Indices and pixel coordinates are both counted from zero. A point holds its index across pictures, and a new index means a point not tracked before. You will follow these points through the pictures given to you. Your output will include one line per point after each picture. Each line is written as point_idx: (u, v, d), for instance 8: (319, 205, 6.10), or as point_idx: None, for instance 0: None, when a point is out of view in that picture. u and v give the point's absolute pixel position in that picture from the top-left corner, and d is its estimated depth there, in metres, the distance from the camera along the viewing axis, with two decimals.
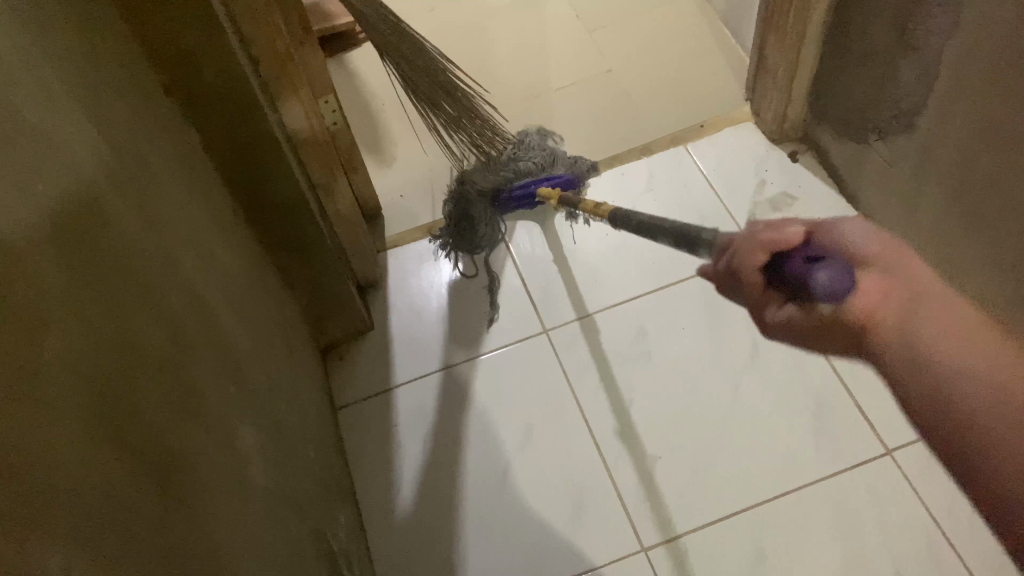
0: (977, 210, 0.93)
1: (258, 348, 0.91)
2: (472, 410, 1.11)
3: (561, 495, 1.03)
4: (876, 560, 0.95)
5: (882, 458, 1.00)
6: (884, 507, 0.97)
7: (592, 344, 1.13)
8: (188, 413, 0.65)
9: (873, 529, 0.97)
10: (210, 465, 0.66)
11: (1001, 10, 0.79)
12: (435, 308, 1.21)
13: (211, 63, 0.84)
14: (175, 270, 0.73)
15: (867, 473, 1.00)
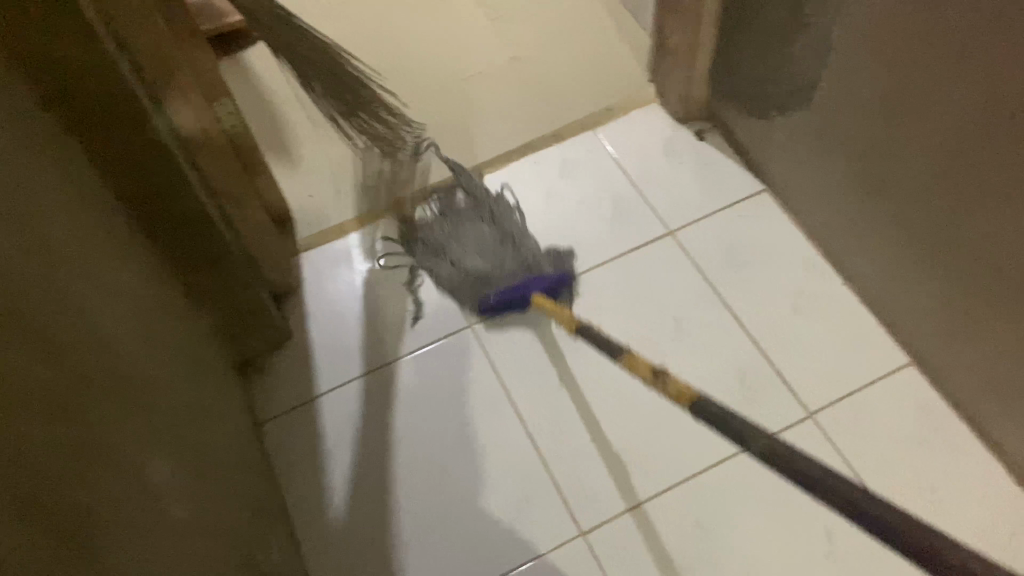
0: (878, 176, 0.97)
1: (166, 369, 0.85)
2: (401, 410, 1.08)
3: (498, 488, 1.02)
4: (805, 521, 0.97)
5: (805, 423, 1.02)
6: None
7: (519, 333, 1.12)
8: (87, 453, 0.60)
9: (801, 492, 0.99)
10: (117, 508, 0.61)
11: None
12: (355, 310, 1.17)
13: (89, 72, 0.78)
14: (64, 296, 0.67)
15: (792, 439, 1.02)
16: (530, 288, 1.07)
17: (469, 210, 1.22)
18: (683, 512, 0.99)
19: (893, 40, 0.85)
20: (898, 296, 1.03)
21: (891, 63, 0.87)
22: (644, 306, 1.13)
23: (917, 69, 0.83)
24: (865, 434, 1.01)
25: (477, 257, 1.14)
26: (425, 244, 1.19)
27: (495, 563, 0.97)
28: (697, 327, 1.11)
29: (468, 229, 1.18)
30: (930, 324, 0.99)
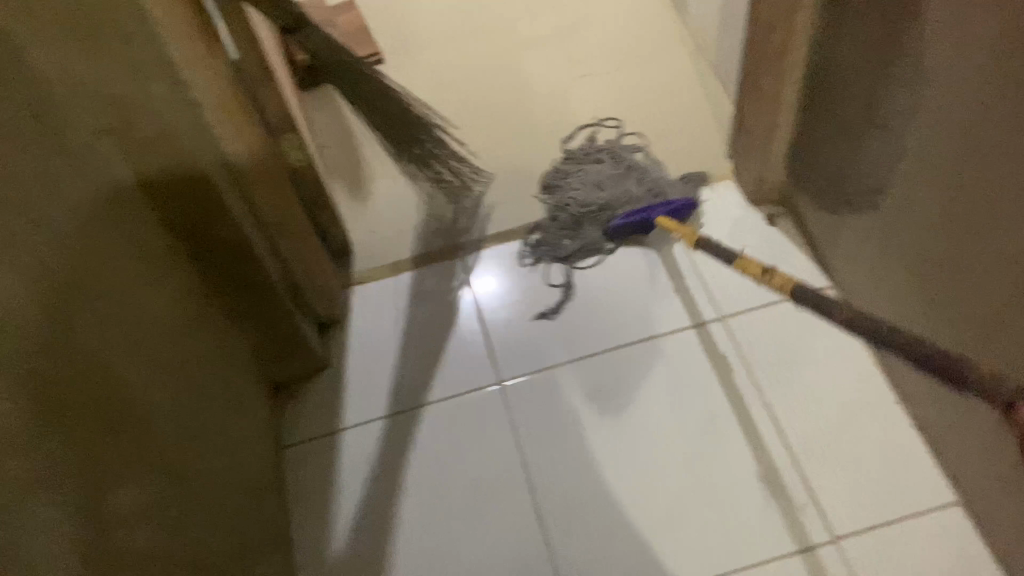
0: (942, 297, 0.89)
1: (179, 410, 0.85)
2: (416, 463, 1.07)
3: (498, 560, 0.99)
4: None
5: (831, 554, 0.95)
6: None
7: (546, 403, 1.11)
8: (38, 489, 0.56)
9: None
10: (63, 549, 0.58)
11: (957, 101, 0.76)
12: (392, 349, 1.18)
13: (136, 100, 0.82)
14: (53, 324, 0.64)
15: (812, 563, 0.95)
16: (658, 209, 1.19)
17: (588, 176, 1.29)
18: None
19: (971, 150, 0.77)
20: (951, 425, 0.95)
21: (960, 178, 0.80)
22: (679, 391, 1.10)
23: (987, 188, 0.76)
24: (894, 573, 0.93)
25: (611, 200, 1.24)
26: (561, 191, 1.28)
27: None
28: (729, 425, 1.06)
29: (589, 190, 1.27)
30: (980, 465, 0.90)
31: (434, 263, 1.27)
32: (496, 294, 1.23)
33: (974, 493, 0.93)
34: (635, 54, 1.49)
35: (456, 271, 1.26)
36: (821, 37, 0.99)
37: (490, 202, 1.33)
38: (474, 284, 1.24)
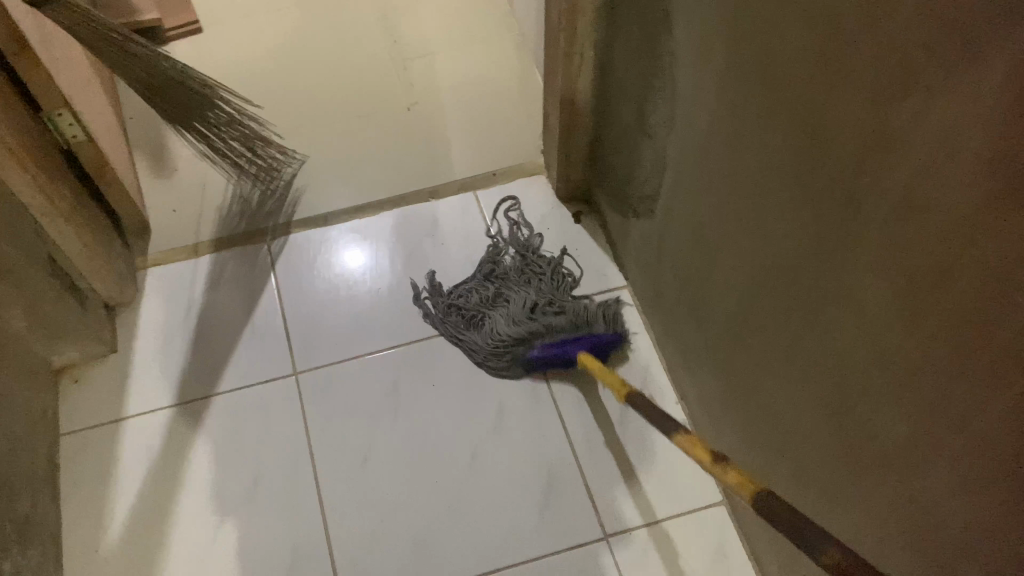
0: (698, 302, 0.95)
1: None
2: (199, 454, 1.06)
3: (273, 550, 1.00)
4: None
5: (596, 541, 0.99)
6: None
7: (338, 392, 1.11)
8: None
9: None
10: None
11: (701, 120, 0.81)
12: (185, 335, 1.16)
13: None
14: None
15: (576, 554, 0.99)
16: (581, 345, 1.07)
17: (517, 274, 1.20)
18: None
19: (709, 168, 0.82)
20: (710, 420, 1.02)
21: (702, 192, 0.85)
22: (471, 381, 1.12)
23: (721, 206, 0.81)
24: (650, 557, 0.98)
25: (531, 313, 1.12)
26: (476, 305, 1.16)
27: None
28: (516, 418, 1.09)
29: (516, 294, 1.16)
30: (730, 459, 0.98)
31: (237, 245, 1.25)
32: (358, 271, 1.22)
33: (730, 488, 0.99)
34: (462, 41, 1.49)
35: (260, 255, 1.24)
36: (604, 44, 1.03)
37: (301, 185, 1.31)
38: (278, 271, 1.22)
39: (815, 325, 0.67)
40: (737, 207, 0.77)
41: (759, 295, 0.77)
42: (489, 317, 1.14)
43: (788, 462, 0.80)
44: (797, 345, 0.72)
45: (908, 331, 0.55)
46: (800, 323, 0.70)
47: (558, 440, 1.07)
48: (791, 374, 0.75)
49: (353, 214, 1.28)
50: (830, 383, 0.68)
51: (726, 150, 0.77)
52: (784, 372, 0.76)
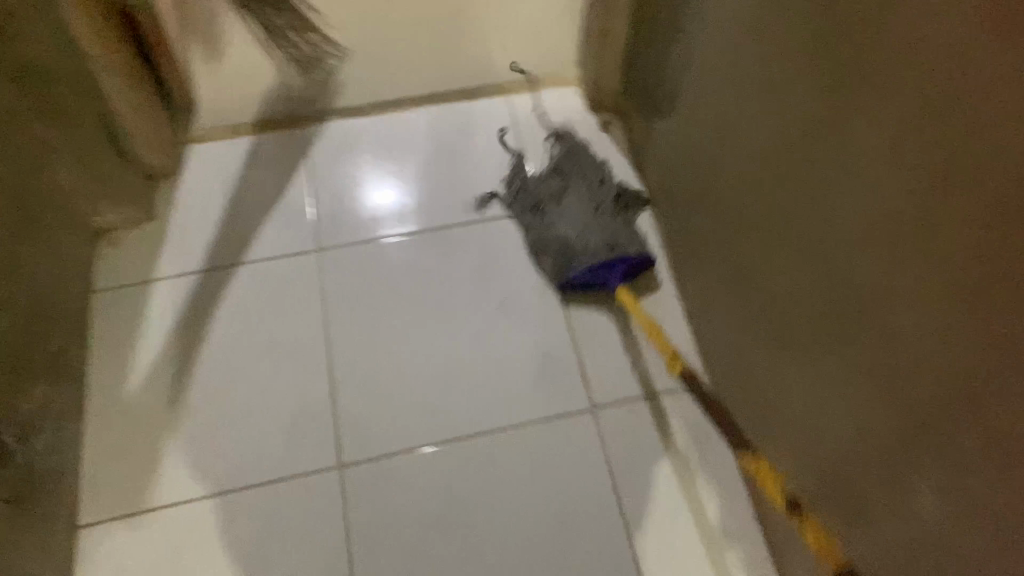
0: (711, 203, 0.98)
1: None
2: (222, 314, 1.11)
3: (281, 406, 1.05)
4: (547, 513, 0.99)
5: (588, 426, 1.05)
6: (577, 464, 1.02)
7: (358, 269, 1.16)
8: None
9: (556, 480, 1.01)
10: None
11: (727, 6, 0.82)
12: (219, 209, 1.21)
13: None
14: None
15: (570, 435, 1.04)
16: (614, 275, 1.09)
17: (574, 163, 1.20)
18: (434, 473, 1.01)
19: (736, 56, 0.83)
20: (710, 322, 1.05)
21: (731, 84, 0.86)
22: (485, 273, 1.16)
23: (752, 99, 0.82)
24: (638, 445, 1.04)
25: (586, 212, 1.13)
26: (539, 196, 1.18)
27: (253, 475, 1.00)
28: (524, 309, 1.13)
29: (570, 188, 1.17)
30: (728, 357, 1.01)
31: (276, 128, 1.29)
32: (394, 205, 1.22)
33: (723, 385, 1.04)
34: None
35: (297, 140, 1.28)
36: None
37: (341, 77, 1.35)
38: (311, 157, 1.26)
39: (867, 222, 0.65)
40: (763, 88, 0.79)
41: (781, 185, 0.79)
42: (536, 231, 1.15)
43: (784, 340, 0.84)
44: (809, 220, 0.74)
45: (911, 170, 0.59)
46: (812, 197, 0.73)
47: (561, 333, 1.11)
48: (801, 263, 0.78)
49: (387, 108, 1.32)
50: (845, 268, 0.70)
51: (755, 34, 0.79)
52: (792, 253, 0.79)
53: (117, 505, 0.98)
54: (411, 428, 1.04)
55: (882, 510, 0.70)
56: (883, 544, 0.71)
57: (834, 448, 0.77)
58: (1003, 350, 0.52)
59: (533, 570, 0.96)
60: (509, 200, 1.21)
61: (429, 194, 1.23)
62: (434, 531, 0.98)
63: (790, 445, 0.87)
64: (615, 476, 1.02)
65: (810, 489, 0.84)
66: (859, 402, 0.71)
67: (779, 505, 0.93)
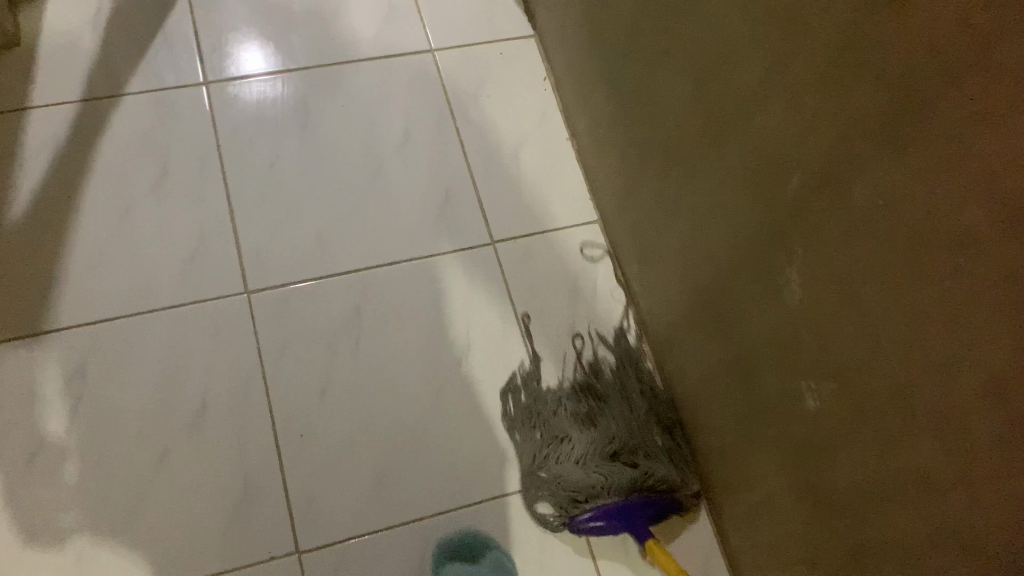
0: (602, 30, 1.05)
1: None
2: (110, 145, 1.08)
3: (180, 234, 1.05)
4: (452, 328, 1.06)
5: (487, 248, 1.12)
6: (477, 283, 1.09)
7: (249, 102, 1.14)
8: None
9: (460, 298, 1.08)
10: None
11: None
12: (94, 37, 1.15)
13: None
14: None
15: (470, 257, 1.11)
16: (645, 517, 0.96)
17: (614, 379, 1.05)
18: (340, 293, 1.05)
19: None
20: (598, 148, 1.14)
21: None
22: (382, 108, 1.18)
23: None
24: (532, 265, 1.12)
25: (604, 455, 0.98)
26: (551, 420, 1.01)
27: (156, 299, 1.00)
28: (422, 142, 1.17)
29: (601, 411, 1.02)
30: (614, 178, 1.11)
31: None
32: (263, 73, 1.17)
33: (610, 207, 1.14)
34: None
35: None
36: None
37: None
38: None
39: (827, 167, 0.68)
40: None
41: (722, 83, 0.81)
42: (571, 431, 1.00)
43: (672, 152, 0.94)
44: (690, 34, 0.85)
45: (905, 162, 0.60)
46: (749, 68, 0.76)
47: (459, 166, 1.16)
48: (726, 161, 0.83)
49: None
50: (777, 171, 0.75)
51: None
52: (670, 68, 0.90)
53: (12, 330, 0.96)
54: (316, 250, 1.07)
55: (734, 279, 0.86)
56: (733, 308, 0.87)
57: (703, 240, 0.91)
58: (832, 114, 0.66)
59: (443, 380, 1.03)
60: (517, 411, 1.02)
61: (318, 29, 1.22)
62: (343, 344, 1.02)
63: (674, 246, 0.98)
64: (513, 292, 1.10)
65: (677, 280, 0.99)
66: (722, 190, 0.85)
67: (660, 306, 1.05)
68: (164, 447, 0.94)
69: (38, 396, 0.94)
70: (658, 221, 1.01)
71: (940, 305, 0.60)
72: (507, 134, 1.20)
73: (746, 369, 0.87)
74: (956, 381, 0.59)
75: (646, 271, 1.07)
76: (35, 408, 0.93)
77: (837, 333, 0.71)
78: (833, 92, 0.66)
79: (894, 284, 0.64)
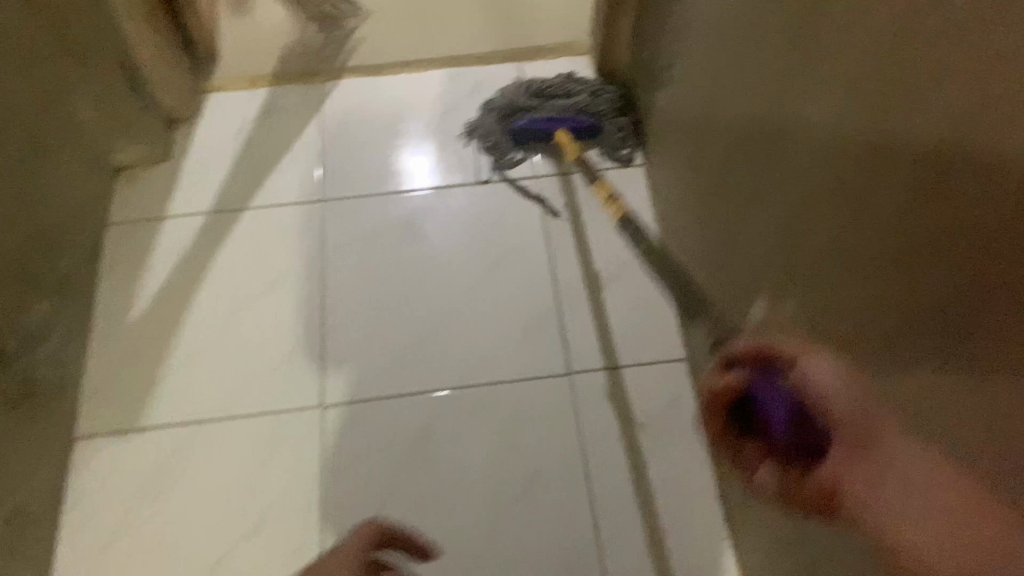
0: (693, 167, 1.01)
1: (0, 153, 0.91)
2: (226, 254, 1.16)
3: (275, 343, 1.09)
4: (514, 464, 1.01)
5: (563, 381, 1.07)
6: (546, 417, 1.04)
7: (358, 221, 1.20)
8: None
9: (528, 432, 1.04)
10: None
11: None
12: (233, 154, 1.26)
13: None
14: None
15: (544, 389, 1.06)
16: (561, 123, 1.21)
17: (579, 82, 1.28)
18: (409, 415, 1.04)
19: (722, 30, 0.85)
20: None
21: (717, 44, 0.86)
22: (479, 230, 1.20)
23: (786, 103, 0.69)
24: (606, 404, 1.05)
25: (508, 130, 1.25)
26: (488, 132, 1.26)
27: (240, 405, 1.05)
28: (513, 268, 1.16)
29: (559, 91, 1.27)
30: (700, 319, 1.02)
31: (292, 84, 1.35)
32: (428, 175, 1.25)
33: (697, 346, 1.05)
34: None
35: (314, 98, 1.34)
36: None
37: (358, 38, 1.40)
38: (323, 116, 1.32)
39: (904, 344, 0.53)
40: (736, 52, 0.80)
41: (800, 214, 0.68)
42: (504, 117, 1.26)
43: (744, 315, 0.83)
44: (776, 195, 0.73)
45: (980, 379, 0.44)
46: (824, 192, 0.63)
47: (547, 293, 1.14)
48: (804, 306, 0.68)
49: (400, 70, 1.37)
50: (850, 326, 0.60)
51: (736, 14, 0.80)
52: (734, 195, 0.84)
53: (113, 424, 1.03)
54: (393, 371, 1.08)
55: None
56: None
57: None
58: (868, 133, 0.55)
59: (497, 521, 0.98)
60: (485, 114, 1.27)
61: (441, 155, 1.27)
62: (403, 470, 1.01)
63: None
64: (583, 431, 1.03)
65: None
66: (774, 304, 0.75)
67: (736, 472, 0.93)
68: (219, 552, 0.96)
69: (123, 488, 1.00)
70: None
71: (975, 281, 0.44)
72: (601, 264, 1.16)
73: (826, 564, 0.70)
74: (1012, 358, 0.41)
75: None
76: (118, 500, 0.99)
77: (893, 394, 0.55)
78: (850, 94, 0.58)
79: (934, 285, 0.48)
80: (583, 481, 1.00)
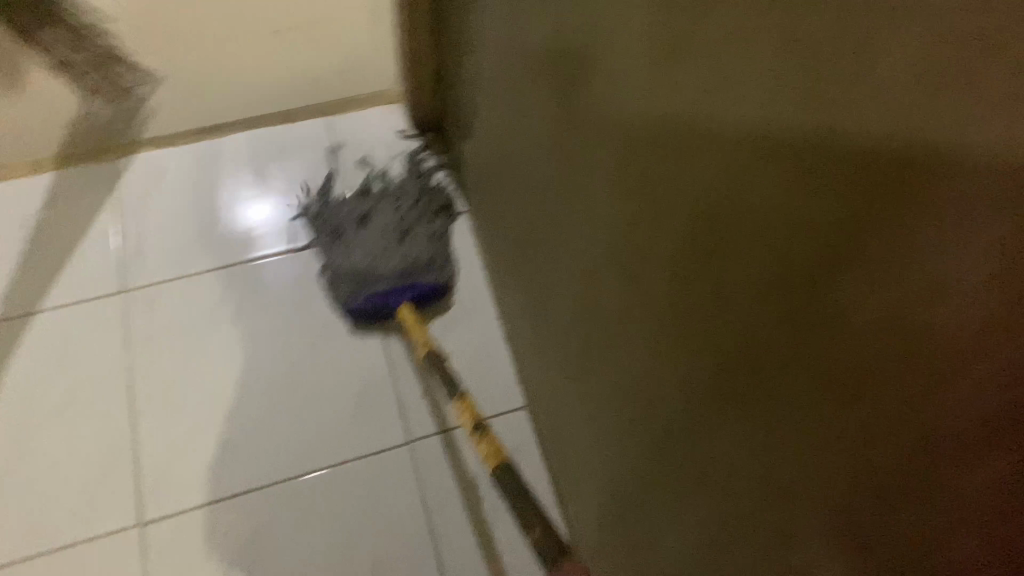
0: (509, 221, 1.01)
1: None
2: (22, 367, 1.07)
3: (88, 460, 1.02)
4: (358, 545, 0.99)
5: (400, 449, 1.05)
6: (386, 489, 1.03)
7: (168, 309, 1.14)
8: None
9: (367, 509, 1.01)
10: None
11: (526, 45, 0.77)
12: (21, 251, 1.16)
13: None
14: None
15: (381, 461, 1.05)
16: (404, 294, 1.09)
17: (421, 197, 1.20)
18: (241, 513, 1.00)
19: (514, 86, 0.85)
20: (516, 334, 1.08)
21: (511, 99, 0.87)
22: (299, 302, 1.16)
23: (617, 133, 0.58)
24: (446, 465, 1.05)
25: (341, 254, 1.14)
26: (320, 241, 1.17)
27: (55, 534, 0.97)
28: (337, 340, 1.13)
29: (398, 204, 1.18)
30: (531, 369, 1.03)
31: (81, 164, 1.25)
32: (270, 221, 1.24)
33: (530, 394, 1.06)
34: None
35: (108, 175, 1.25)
36: None
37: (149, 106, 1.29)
38: (119, 194, 1.23)
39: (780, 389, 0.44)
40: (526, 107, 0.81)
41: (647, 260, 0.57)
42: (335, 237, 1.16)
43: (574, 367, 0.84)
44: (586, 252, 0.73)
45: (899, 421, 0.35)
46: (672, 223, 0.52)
47: (376, 360, 1.12)
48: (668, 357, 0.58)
49: (202, 136, 1.31)
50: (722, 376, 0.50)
51: (529, 71, 0.79)
52: (547, 247, 0.85)
53: None
54: (224, 464, 1.03)
55: (634, 416, 0.65)
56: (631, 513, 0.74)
57: (592, 455, 0.82)
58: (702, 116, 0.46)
59: None
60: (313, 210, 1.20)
61: (253, 224, 1.23)
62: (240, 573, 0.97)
63: (582, 464, 0.88)
64: (425, 498, 1.03)
65: (598, 504, 0.86)
66: (623, 336, 0.68)
67: (579, 520, 0.94)
68: None
69: None
70: (568, 431, 0.91)
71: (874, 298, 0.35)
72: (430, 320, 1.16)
73: None
74: (944, 255, 0.31)
75: (563, 479, 0.97)
76: None
77: (793, 434, 0.43)
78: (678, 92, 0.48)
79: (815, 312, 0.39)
80: (431, 551, 0.99)
